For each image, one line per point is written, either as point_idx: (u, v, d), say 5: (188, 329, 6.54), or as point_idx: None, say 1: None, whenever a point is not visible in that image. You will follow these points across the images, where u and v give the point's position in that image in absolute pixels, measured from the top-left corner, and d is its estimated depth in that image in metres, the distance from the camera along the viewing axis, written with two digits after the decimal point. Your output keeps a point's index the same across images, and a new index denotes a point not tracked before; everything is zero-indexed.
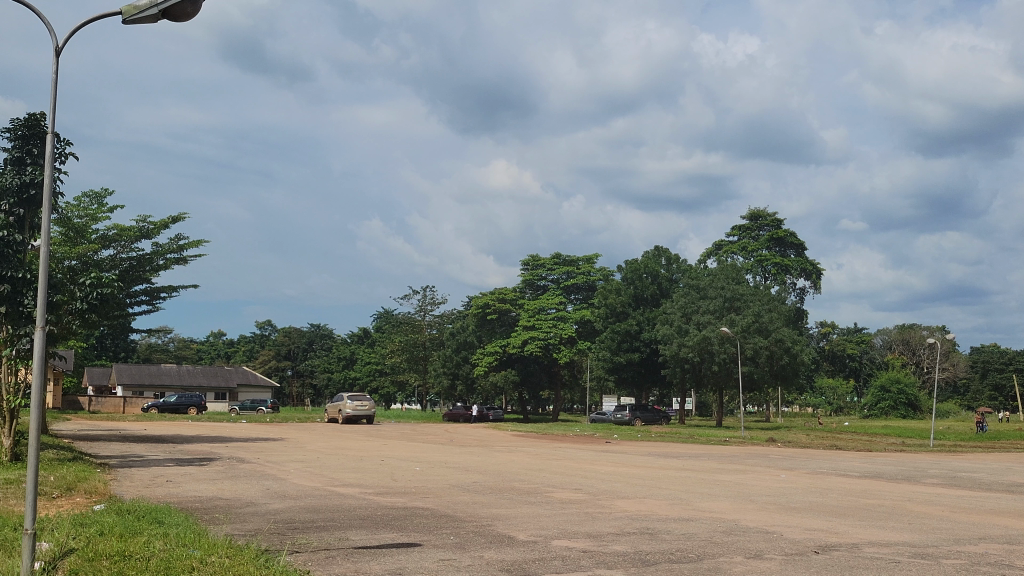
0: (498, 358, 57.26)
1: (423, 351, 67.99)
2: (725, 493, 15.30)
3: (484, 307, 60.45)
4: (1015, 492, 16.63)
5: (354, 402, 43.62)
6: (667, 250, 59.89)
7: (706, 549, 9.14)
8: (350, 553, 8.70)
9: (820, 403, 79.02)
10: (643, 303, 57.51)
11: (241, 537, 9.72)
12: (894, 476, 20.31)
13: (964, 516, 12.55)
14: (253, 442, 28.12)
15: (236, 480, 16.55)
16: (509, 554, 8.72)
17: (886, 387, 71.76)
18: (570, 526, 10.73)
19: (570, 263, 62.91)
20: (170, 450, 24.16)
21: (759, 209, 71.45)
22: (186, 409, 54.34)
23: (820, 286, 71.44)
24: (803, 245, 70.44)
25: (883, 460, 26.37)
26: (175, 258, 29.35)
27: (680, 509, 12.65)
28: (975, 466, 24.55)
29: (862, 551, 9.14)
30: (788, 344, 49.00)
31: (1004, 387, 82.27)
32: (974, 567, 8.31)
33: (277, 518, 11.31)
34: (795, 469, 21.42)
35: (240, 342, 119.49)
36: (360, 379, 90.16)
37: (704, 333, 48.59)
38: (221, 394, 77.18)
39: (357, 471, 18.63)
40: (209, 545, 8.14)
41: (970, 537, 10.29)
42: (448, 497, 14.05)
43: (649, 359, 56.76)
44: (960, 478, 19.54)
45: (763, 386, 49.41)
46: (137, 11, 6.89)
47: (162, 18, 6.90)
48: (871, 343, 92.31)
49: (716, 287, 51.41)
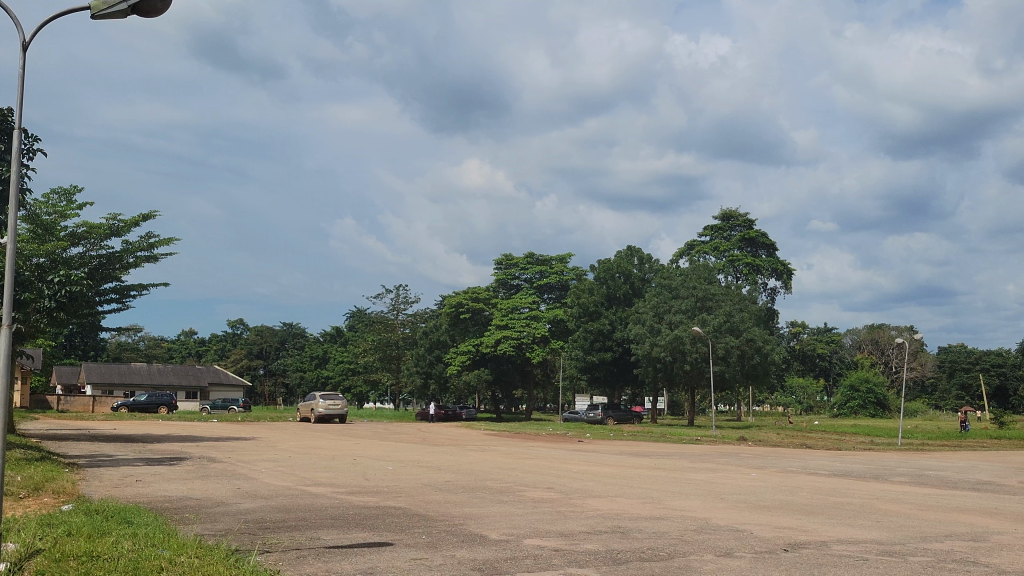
0: (471, 357, 57.23)
1: (397, 351, 67.87)
2: (697, 492, 15.30)
3: (457, 307, 60.41)
4: (985, 492, 16.67)
5: (327, 401, 43.41)
6: (639, 250, 60.16)
7: (677, 548, 9.17)
8: (321, 553, 8.66)
9: (791, 402, 79.53)
10: (615, 303, 57.76)
11: (212, 536, 9.68)
12: (863, 475, 20.26)
13: (933, 514, 12.61)
14: (223, 441, 27.84)
15: (205, 480, 16.39)
16: (481, 554, 8.70)
17: (855, 387, 72.47)
18: (542, 526, 10.71)
19: (543, 262, 63.15)
20: (139, 450, 23.88)
21: (731, 210, 71.99)
22: (157, 409, 53.67)
23: (790, 286, 72.01)
24: (774, 245, 71.05)
25: (853, 460, 26.33)
26: (145, 256, 29.06)
27: (651, 509, 12.65)
28: (941, 464, 24.64)
29: (830, 549, 9.21)
30: (758, 343, 49.41)
31: (971, 387, 82.97)
32: (941, 565, 8.39)
33: (248, 518, 11.23)
34: (767, 469, 21.49)
35: (211, 342, 118.27)
36: (332, 379, 89.60)
37: (675, 332, 48.79)
38: (192, 394, 76.48)
39: (329, 471, 18.48)
40: (178, 546, 8.10)
41: (937, 535, 10.38)
42: (419, 497, 13.98)
43: (621, 358, 56.90)
44: (930, 478, 19.61)
45: (734, 385, 49.80)
46: (105, 7, 6.87)
47: (131, 13, 6.90)
48: (840, 343, 92.86)
49: (688, 287, 51.68)
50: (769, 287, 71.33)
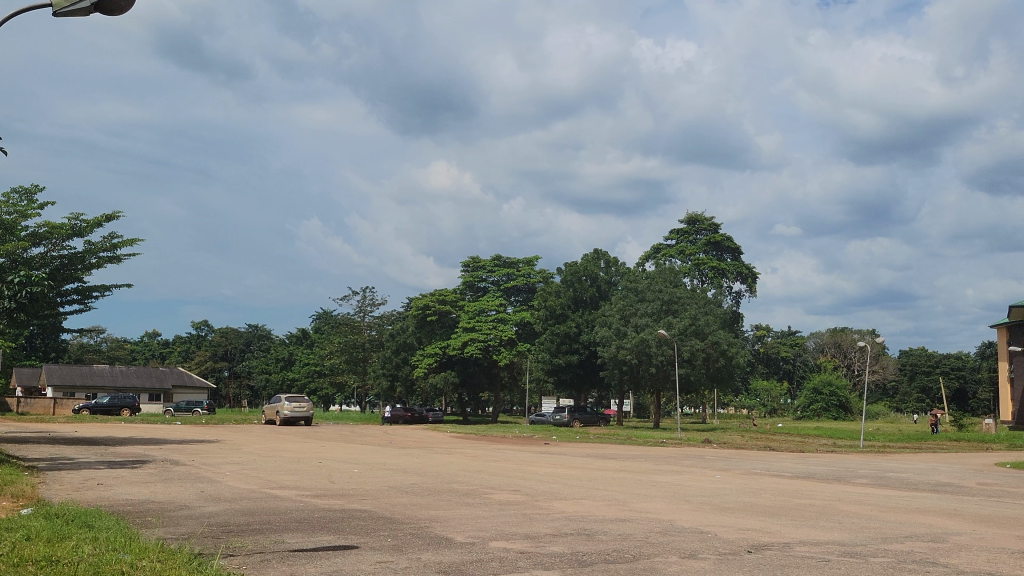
0: (438, 359, 57.02)
1: (363, 353, 67.60)
2: (661, 493, 15.48)
3: (424, 309, 60.21)
4: (940, 493, 17.10)
5: (293, 404, 43.16)
6: (605, 253, 60.45)
7: (642, 550, 9.26)
8: (285, 557, 8.61)
9: (755, 404, 80.20)
10: (582, 306, 57.93)
11: (175, 540, 9.61)
12: (826, 476, 20.67)
13: (893, 515, 12.87)
14: (187, 443, 27.64)
15: (169, 483, 16.25)
16: (446, 556, 8.74)
17: (818, 389, 73.39)
18: (508, 528, 10.78)
19: (510, 265, 63.25)
20: (102, 452, 23.66)
21: (696, 214, 72.50)
22: (119, 411, 52.92)
23: (755, 290, 72.70)
24: (739, 249, 71.69)
25: (817, 461, 26.72)
26: (108, 257, 28.70)
27: (616, 510, 12.78)
28: (903, 467, 25.11)
29: (794, 550, 9.33)
30: (723, 346, 49.95)
31: (932, 390, 84.44)
32: (902, 565, 8.55)
33: (211, 521, 11.13)
34: (732, 470, 21.77)
35: (175, 342, 117.22)
36: (298, 380, 89.14)
37: (641, 335, 48.95)
38: (155, 395, 75.68)
39: (295, 474, 18.39)
40: (138, 550, 8.01)
41: (898, 536, 10.56)
42: (386, 499, 13.97)
43: (588, 361, 56.97)
44: (891, 479, 20.00)
45: (699, 387, 50.22)
46: (69, 4, 7.06)
47: (94, 11, 7.11)
48: (804, 346, 93.64)
49: (653, 290, 51.76)
50: (734, 290, 71.92)
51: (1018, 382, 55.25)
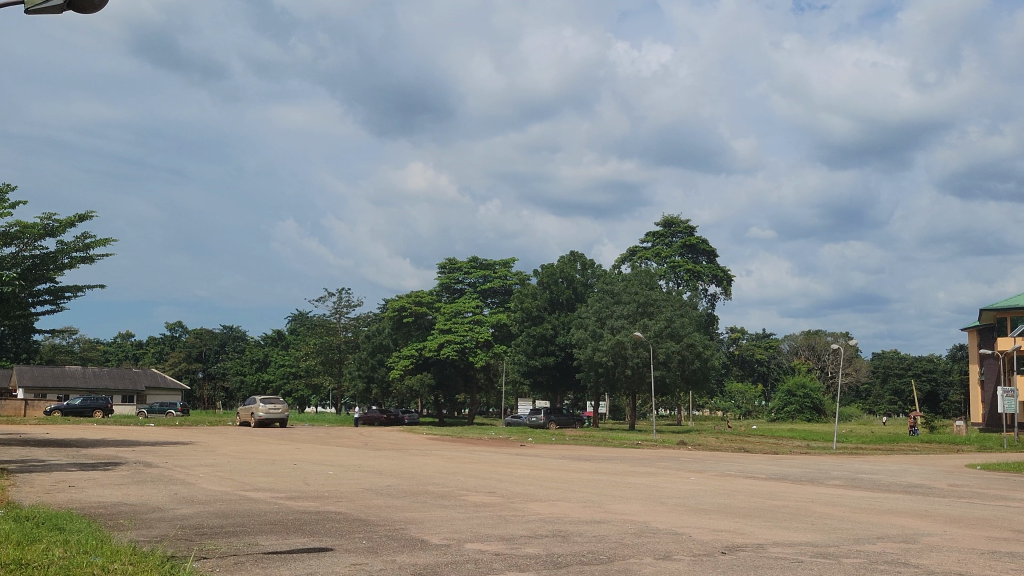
0: (414, 361, 56.77)
1: (338, 355, 67.35)
2: (636, 495, 15.53)
3: (400, 311, 60.04)
4: (913, 494, 17.24)
5: (267, 405, 42.94)
6: (582, 255, 60.56)
7: (617, 551, 9.31)
8: (259, 559, 8.58)
9: (730, 406, 80.55)
10: (558, 308, 58.03)
11: (147, 542, 9.54)
12: (799, 478, 20.83)
13: (863, 515, 13.03)
14: (161, 445, 27.41)
15: (141, 485, 16.13)
16: (422, 558, 8.73)
17: (792, 391, 73.90)
18: (483, 530, 10.76)
19: (487, 266, 63.28)
20: (74, 454, 23.41)
21: (672, 217, 72.76)
22: (91, 413, 52.36)
23: (730, 292, 73.06)
24: (714, 252, 72.06)
25: (790, 463, 26.94)
26: (81, 257, 28.43)
27: (591, 512, 12.81)
28: (875, 468, 25.30)
29: (767, 551, 9.41)
30: (699, 348, 50.25)
31: (904, 392, 86.02)
32: (873, 566, 8.63)
33: (184, 525, 11.04)
34: (707, 471, 21.84)
35: (148, 344, 116.45)
36: (273, 382, 88.73)
37: (617, 337, 49.08)
38: (129, 397, 75.00)
39: (271, 476, 18.29)
40: (111, 553, 7.95)
41: (870, 536, 10.67)
42: (360, 501, 13.91)
43: (564, 363, 57.00)
44: (863, 481, 20.16)
45: (675, 389, 50.43)
46: (39, 2, 6.87)
47: (66, 8, 6.92)
48: (779, 348, 94.24)
49: (629, 292, 51.86)
50: (709, 292, 72.27)
51: (988, 384, 56.02)
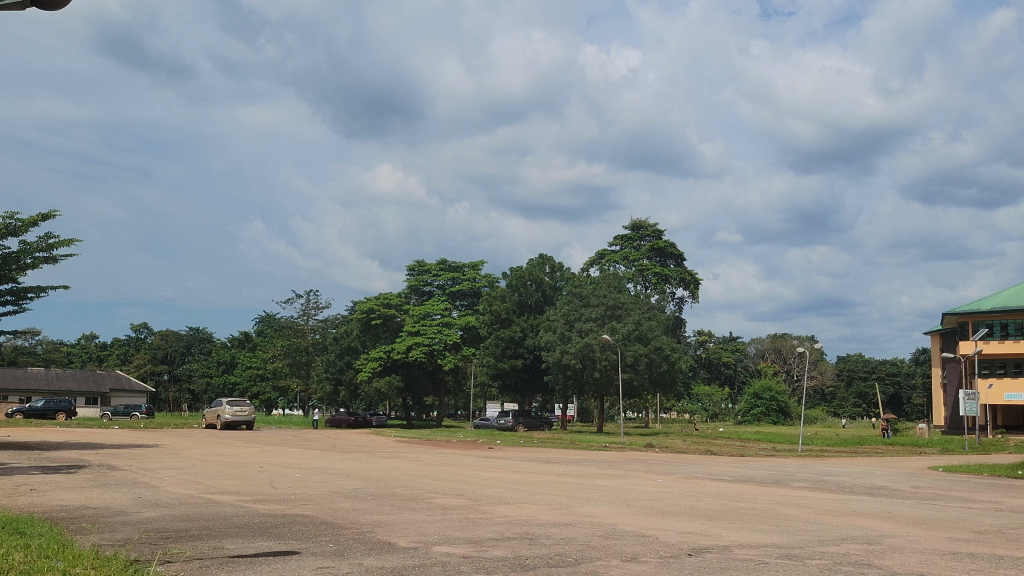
0: (382, 363, 56.53)
1: (306, 357, 67.00)
2: (603, 497, 15.63)
3: (369, 312, 59.79)
4: (878, 496, 17.43)
5: (234, 408, 42.61)
6: (551, 258, 60.74)
7: (585, 553, 9.34)
8: (224, 563, 8.51)
9: (697, 409, 80.95)
10: (527, 310, 58.12)
11: (111, 547, 9.43)
12: (765, 480, 21.05)
13: (825, 517, 13.19)
14: (124, 448, 27.01)
15: (105, 488, 15.89)
16: (388, 561, 8.70)
17: (758, 394, 74.53)
18: (450, 533, 10.76)
19: (456, 269, 63.39)
20: (34, 457, 23.06)
21: (641, 220, 73.20)
22: (54, 415, 51.68)
23: (697, 295, 73.51)
24: (682, 255, 72.53)
25: (756, 465, 27.23)
26: (44, 257, 28.06)
27: (559, 515, 12.83)
28: (840, 470, 25.61)
29: (733, 552, 9.51)
30: (666, 351, 50.61)
31: (868, 395, 86.94)
32: (838, 567, 8.74)
33: (148, 528, 10.92)
34: (674, 475, 21.87)
35: (113, 345, 115.00)
36: (240, 384, 88.00)
37: (585, 340, 49.16)
38: (92, 400, 74.11)
39: (236, 479, 18.13)
40: (72, 557, 7.85)
41: (834, 537, 10.84)
42: (327, 504, 13.85)
43: (532, 366, 57.11)
44: (828, 483, 20.32)
45: (642, 392, 50.70)
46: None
47: (29, 5, 6.71)
48: (745, 351, 95.01)
49: (598, 295, 52.16)
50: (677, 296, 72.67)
51: (950, 388, 56.82)
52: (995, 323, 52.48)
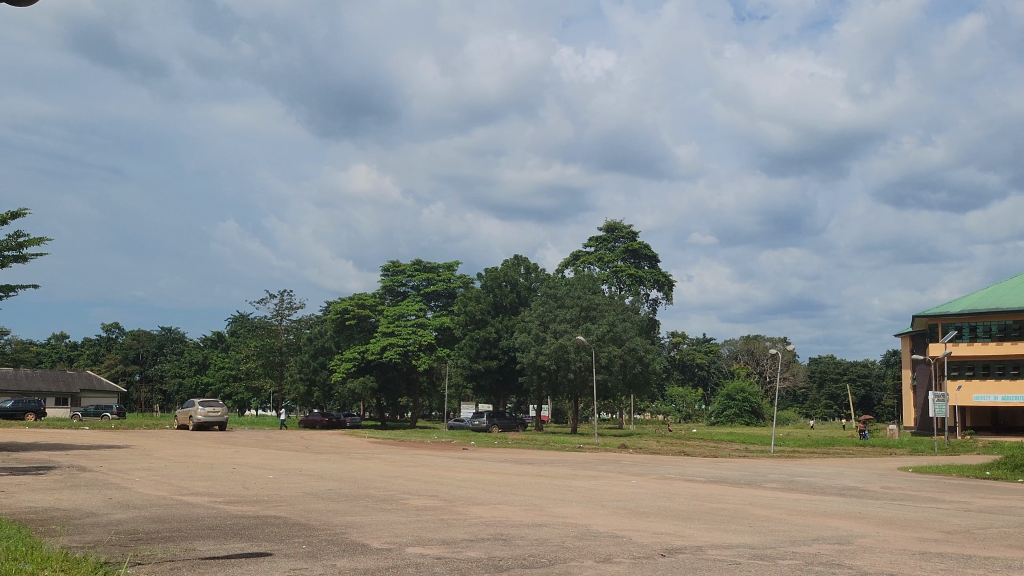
0: (356, 363, 56.31)
1: (280, 357, 66.60)
2: (578, 497, 15.73)
3: (343, 313, 59.56)
4: (851, 496, 17.67)
5: (207, 408, 42.35)
6: (526, 259, 60.84)
7: (559, 554, 9.38)
8: (196, 564, 8.46)
9: (671, 410, 81.32)
10: (502, 311, 58.13)
11: (81, 548, 9.38)
12: (738, 480, 21.35)
13: (796, 517, 13.37)
14: (95, 449, 26.73)
15: (75, 489, 15.76)
16: (362, 562, 8.69)
17: (732, 396, 75.09)
18: (424, 534, 10.73)
19: (430, 269, 63.38)
20: (4, 459, 22.83)
21: (615, 222, 73.45)
22: (22, 416, 51.08)
23: (671, 297, 73.86)
24: (656, 257, 72.84)
25: (729, 466, 27.60)
26: (14, 256, 27.74)
27: (533, 515, 12.86)
28: (812, 470, 25.97)
29: (705, 553, 9.58)
30: (640, 352, 50.79)
31: (839, 396, 87.89)
32: (809, 567, 8.83)
33: (120, 530, 10.83)
34: (647, 475, 22.05)
35: (83, 346, 113.71)
36: (212, 385, 87.36)
37: (560, 341, 49.20)
38: (63, 400, 73.36)
39: (208, 480, 18.04)
40: (41, 559, 7.80)
41: (806, 537, 10.98)
42: (300, 505, 13.83)
43: (507, 367, 57.14)
44: (799, 483, 20.63)
45: (616, 393, 50.87)
46: None
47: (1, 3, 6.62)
48: (718, 353, 95.67)
49: (573, 296, 52.29)
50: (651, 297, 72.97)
51: (920, 389, 57.53)
52: (964, 325, 53.13)
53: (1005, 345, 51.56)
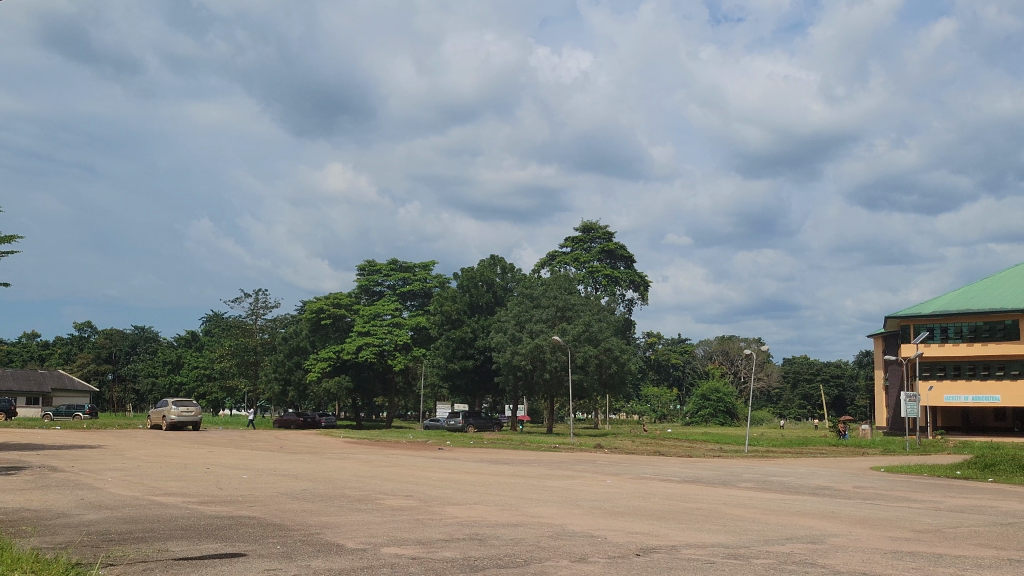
0: (331, 363, 56.01)
1: (254, 356, 66.19)
2: (553, 497, 15.74)
3: (318, 312, 59.28)
4: (825, 496, 17.76)
5: (181, 409, 41.82)
6: (501, 259, 60.88)
7: (534, 554, 9.38)
8: (169, 565, 8.41)
9: (646, 410, 81.58)
10: (477, 311, 58.15)
11: (53, 548, 9.30)
12: (712, 480, 21.38)
13: (769, 516, 13.44)
14: (66, 449, 26.44)
15: (47, 489, 15.63)
16: (337, 562, 8.67)
17: (706, 396, 75.49)
18: (399, 534, 10.71)
19: (406, 269, 63.27)
20: None
21: (591, 222, 73.70)
22: None
23: (646, 297, 74.19)
24: (632, 257, 73.03)
25: (703, 466, 27.63)
26: None
27: (508, 515, 12.87)
28: (786, 470, 26.09)
29: (679, 552, 9.63)
30: (615, 352, 50.88)
31: (813, 397, 88.45)
32: (782, 566, 8.89)
33: (92, 530, 10.75)
34: (622, 475, 22.07)
35: (54, 345, 112.53)
36: (186, 384, 86.72)
37: (536, 341, 49.28)
38: (34, 400, 72.58)
39: (181, 480, 17.94)
40: (13, 560, 7.72)
41: (779, 537, 11.03)
42: (275, 505, 13.76)
43: (483, 367, 57.16)
44: (772, 483, 20.74)
45: (591, 393, 50.97)
46: None
47: None
48: (693, 353, 96.07)
49: (549, 296, 52.39)
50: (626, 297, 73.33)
51: (893, 390, 57.97)
52: (936, 327, 53.70)
53: (976, 345, 52.11)
